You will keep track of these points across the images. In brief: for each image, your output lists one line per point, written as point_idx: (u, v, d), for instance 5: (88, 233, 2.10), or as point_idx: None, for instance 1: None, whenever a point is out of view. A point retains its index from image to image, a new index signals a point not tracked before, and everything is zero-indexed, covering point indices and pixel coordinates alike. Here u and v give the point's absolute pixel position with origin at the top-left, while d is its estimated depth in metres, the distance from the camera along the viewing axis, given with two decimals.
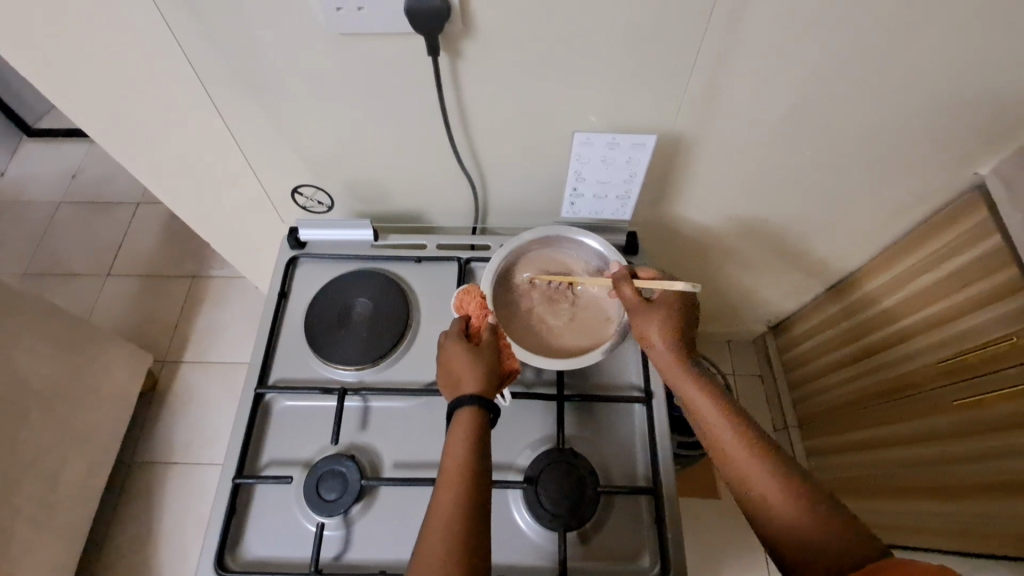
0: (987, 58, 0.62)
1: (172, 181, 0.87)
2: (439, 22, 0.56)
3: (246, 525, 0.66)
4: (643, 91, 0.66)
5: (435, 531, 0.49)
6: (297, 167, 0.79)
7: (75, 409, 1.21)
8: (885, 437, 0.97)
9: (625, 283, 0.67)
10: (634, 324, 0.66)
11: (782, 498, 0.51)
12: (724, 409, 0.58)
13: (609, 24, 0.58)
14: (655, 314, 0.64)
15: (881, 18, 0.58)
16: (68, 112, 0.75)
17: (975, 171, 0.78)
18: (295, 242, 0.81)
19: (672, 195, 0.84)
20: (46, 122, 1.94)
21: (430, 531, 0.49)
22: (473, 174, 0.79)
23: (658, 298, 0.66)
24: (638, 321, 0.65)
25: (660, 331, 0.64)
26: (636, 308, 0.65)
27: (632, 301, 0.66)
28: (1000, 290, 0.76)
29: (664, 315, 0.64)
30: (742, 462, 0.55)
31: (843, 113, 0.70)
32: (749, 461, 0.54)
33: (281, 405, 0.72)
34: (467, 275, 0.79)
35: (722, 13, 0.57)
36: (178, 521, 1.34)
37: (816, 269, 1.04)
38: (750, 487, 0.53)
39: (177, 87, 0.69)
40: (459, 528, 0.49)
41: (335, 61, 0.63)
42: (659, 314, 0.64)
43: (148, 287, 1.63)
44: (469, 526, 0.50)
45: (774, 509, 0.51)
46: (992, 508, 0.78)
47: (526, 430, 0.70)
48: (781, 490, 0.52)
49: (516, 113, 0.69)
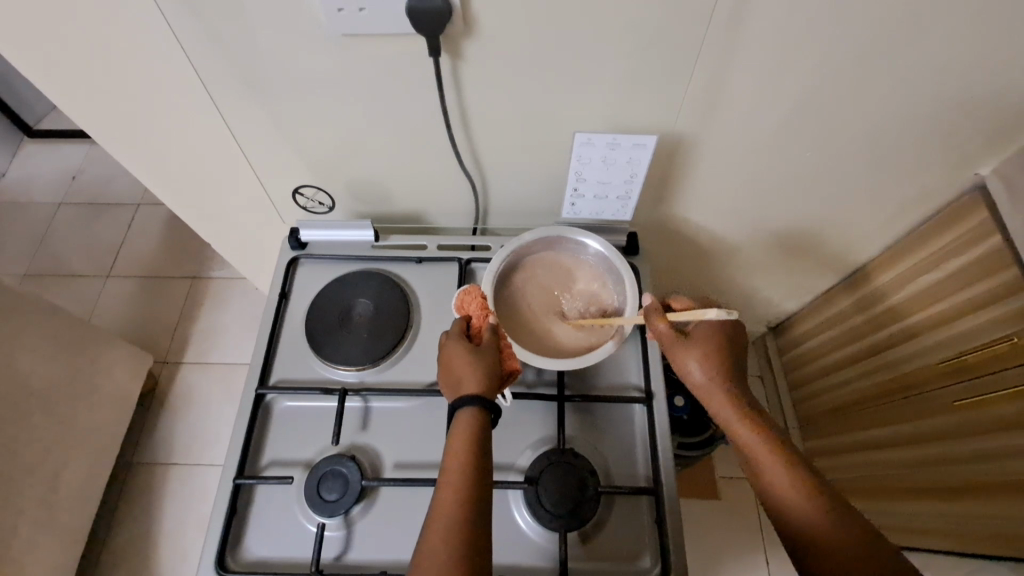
0: (987, 59, 0.63)
1: (173, 182, 0.87)
2: (440, 23, 0.56)
3: (247, 525, 0.66)
4: (644, 92, 0.66)
5: (437, 528, 0.50)
6: (298, 167, 0.79)
7: (75, 410, 1.21)
8: (886, 438, 0.97)
9: (658, 317, 0.62)
10: (672, 359, 0.62)
11: (813, 515, 0.51)
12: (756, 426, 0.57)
13: (610, 25, 0.58)
14: (694, 346, 0.61)
15: (881, 19, 0.58)
16: (69, 112, 0.75)
17: (976, 171, 0.78)
18: (296, 242, 0.81)
19: (673, 196, 0.84)
20: (47, 122, 1.94)
21: (433, 528, 0.50)
22: (474, 175, 0.79)
23: (697, 330, 0.62)
24: (676, 352, 0.62)
25: (698, 358, 0.60)
26: (671, 343, 0.62)
27: (668, 337, 0.62)
28: (999, 291, 0.76)
29: (702, 344, 0.61)
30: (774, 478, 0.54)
31: (843, 114, 0.70)
32: (780, 478, 0.54)
33: (282, 405, 0.72)
34: (468, 275, 0.79)
35: (723, 14, 0.57)
36: (179, 522, 1.34)
37: (817, 270, 1.04)
38: (798, 531, 0.52)
39: (179, 88, 0.69)
40: (461, 523, 0.50)
41: (336, 62, 0.63)
42: (698, 345, 0.61)
43: (148, 288, 1.63)
44: (472, 521, 0.50)
45: (808, 526, 0.51)
46: (992, 509, 0.78)
47: (526, 430, 0.70)
48: (821, 520, 0.51)
49: (517, 113, 0.69)
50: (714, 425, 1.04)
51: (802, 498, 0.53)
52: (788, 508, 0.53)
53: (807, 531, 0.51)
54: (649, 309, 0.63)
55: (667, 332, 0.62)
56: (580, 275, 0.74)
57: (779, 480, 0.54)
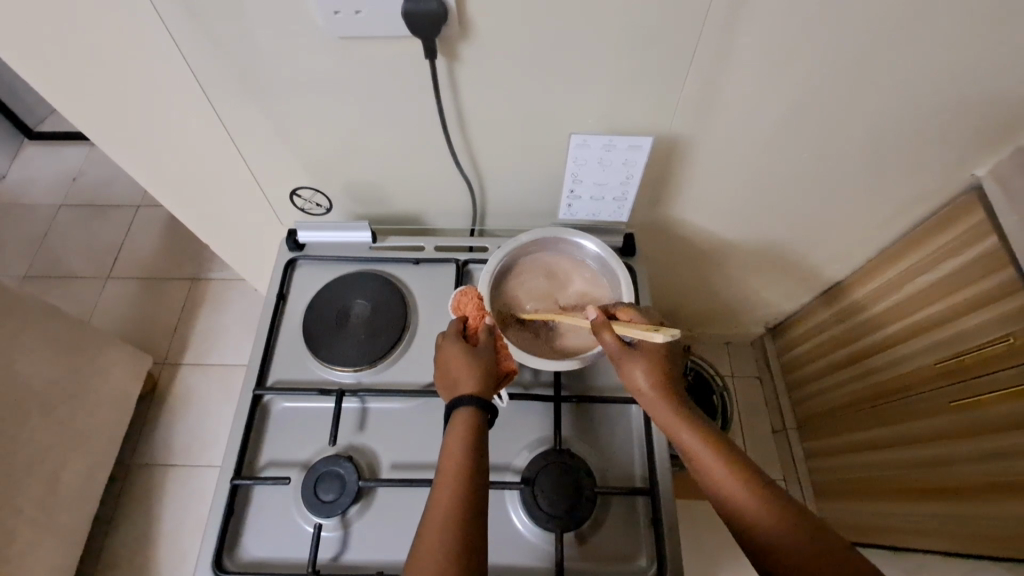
0: (981, 61, 0.63)
1: (171, 183, 0.87)
2: (436, 25, 0.57)
3: (244, 526, 0.66)
4: (639, 94, 0.66)
5: (435, 521, 0.50)
6: (295, 169, 0.79)
7: (75, 412, 1.21)
8: (883, 438, 0.97)
9: (607, 328, 0.62)
10: (620, 371, 0.62)
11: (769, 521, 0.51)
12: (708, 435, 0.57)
13: (606, 27, 0.59)
14: (639, 357, 0.61)
15: (874, 22, 0.59)
16: (67, 114, 0.75)
17: (971, 173, 0.79)
18: (294, 244, 0.81)
19: (669, 197, 0.85)
20: (47, 125, 1.95)
21: (432, 522, 0.50)
22: (471, 176, 0.79)
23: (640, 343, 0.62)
24: (622, 366, 0.61)
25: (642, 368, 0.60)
26: (620, 354, 0.61)
27: (617, 349, 0.61)
28: (995, 292, 0.77)
29: (646, 353, 0.61)
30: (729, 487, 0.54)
31: (838, 116, 0.70)
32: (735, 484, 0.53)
33: (279, 406, 0.72)
34: (465, 276, 0.79)
35: (717, 15, 0.58)
36: (177, 523, 1.34)
37: (814, 271, 1.04)
38: (750, 526, 0.51)
39: (177, 91, 0.69)
40: (459, 517, 0.50)
41: (333, 64, 0.63)
42: (642, 359, 0.61)
43: (148, 289, 1.63)
44: (470, 515, 0.51)
45: (758, 523, 0.51)
46: (989, 509, 0.78)
47: (523, 431, 0.70)
48: (769, 514, 0.51)
49: (514, 115, 0.69)
50: None
51: (757, 503, 0.52)
52: (745, 515, 0.52)
53: (766, 538, 0.50)
54: (598, 322, 0.62)
55: (616, 344, 0.61)
56: (577, 276, 0.74)
57: (732, 487, 0.53)
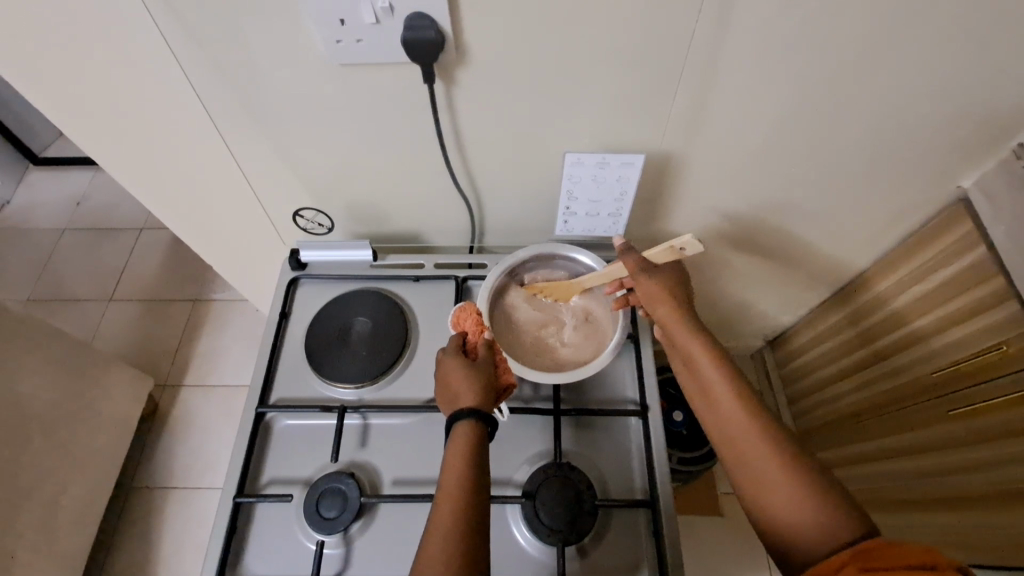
0: (959, 75, 0.65)
1: (176, 206, 0.89)
2: (434, 53, 0.59)
3: (247, 545, 0.66)
4: (629, 116, 0.69)
5: (443, 513, 0.52)
6: (298, 191, 0.81)
7: (76, 433, 1.21)
8: (896, 446, 0.95)
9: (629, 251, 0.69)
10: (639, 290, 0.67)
11: (787, 498, 0.51)
12: (751, 412, 0.57)
13: (597, 49, 0.61)
14: (659, 280, 0.67)
15: (852, 42, 0.61)
16: (75, 138, 0.77)
17: (958, 184, 0.80)
18: (295, 263, 0.82)
19: (663, 212, 0.86)
20: (53, 150, 1.98)
21: (437, 525, 0.51)
22: (469, 196, 0.81)
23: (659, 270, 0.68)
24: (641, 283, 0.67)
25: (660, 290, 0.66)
26: (639, 272, 0.67)
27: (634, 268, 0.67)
28: (988, 301, 0.77)
29: (671, 285, 0.67)
30: (755, 456, 0.54)
31: (823, 132, 0.72)
32: (756, 450, 0.54)
33: (281, 423, 0.73)
34: (464, 293, 0.81)
35: (702, 36, 0.60)
36: (177, 548, 1.33)
37: (809, 284, 1.05)
38: (762, 486, 0.53)
39: (184, 116, 0.72)
40: (461, 525, 0.51)
41: (335, 88, 0.65)
42: (662, 282, 0.66)
43: (150, 311, 1.64)
44: (474, 517, 0.52)
45: (770, 484, 0.52)
46: (997, 519, 0.78)
47: (524, 445, 0.70)
48: (788, 488, 0.51)
49: (510, 136, 0.71)
50: None
51: (778, 471, 0.52)
52: (760, 480, 0.53)
53: (773, 504, 0.52)
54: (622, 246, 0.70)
55: (636, 263, 0.68)
56: (600, 304, 0.75)
57: (756, 451, 0.54)
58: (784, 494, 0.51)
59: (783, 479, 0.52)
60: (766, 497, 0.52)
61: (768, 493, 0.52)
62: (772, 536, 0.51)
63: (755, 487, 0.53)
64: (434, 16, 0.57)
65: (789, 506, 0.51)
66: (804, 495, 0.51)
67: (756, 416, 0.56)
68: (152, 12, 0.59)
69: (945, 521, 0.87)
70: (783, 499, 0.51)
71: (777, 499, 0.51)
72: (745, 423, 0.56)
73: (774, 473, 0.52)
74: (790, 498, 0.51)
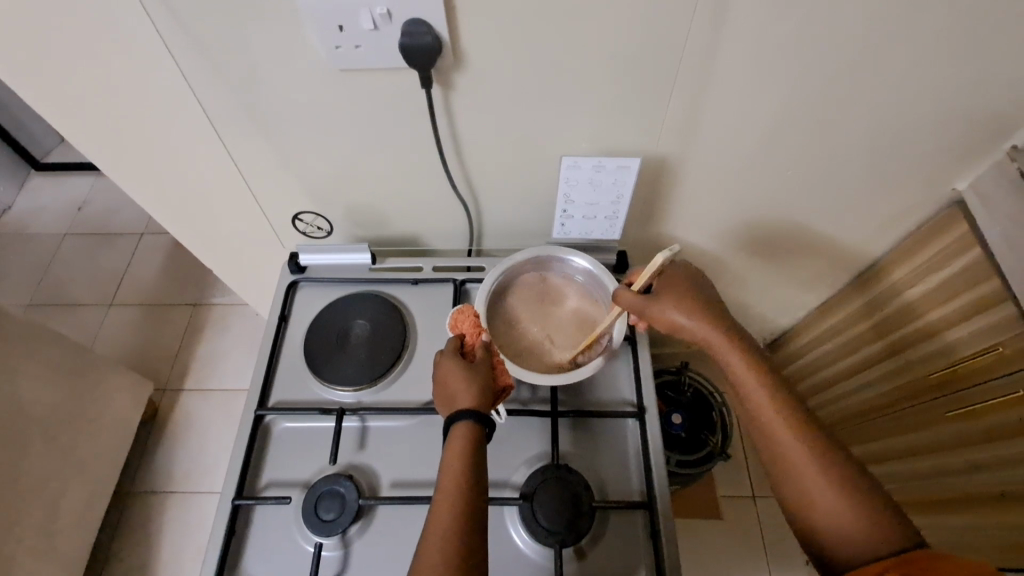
0: (953, 77, 0.65)
1: (176, 210, 0.89)
2: (432, 58, 0.59)
3: (245, 548, 0.66)
4: (625, 120, 0.69)
5: (442, 514, 0.52)
6: (297, 195, 0.82)
7: (75, 437, 1.21)
8: (910, 447, 0.93)
9: (623, 291, 0.67)
10: (654, 320, 0.65)
11: (833, 508, 0.52)
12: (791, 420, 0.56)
13: (593, 54, 0.61)
14: (669, 300, 0.64)
15: (846, 46, 0.62)
16: (76, 143, 0.78)
17: (954, 186, 0.80)
18: (295, 266, 0.83)
19: (661, 216, 0.87)
20: (54, 156, 1.99)
21: (437, 526, 0.51)
22: (467, 199, 0.81)
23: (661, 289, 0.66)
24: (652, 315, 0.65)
25: (675, 304, 0.64)
26: (645, 307, 0.65)
27: (637, 305, 0.66)
28: (983, 303, 0.78)
29: (686, 295, 0.65)
30: (800, 464, 0.54)
31: (819, 135, 0.73)
32: (800, 458, 0.54)
33: (280, 426, 0.73)
34: (462, 295, 0.81)
35: (698, 41, 0.61)
36: (177, 553, 1.33)
37: (807, 288, 1.06)
38: (807, 497, 0.53)
39: (184, 120, 0.72)
40: (460, 526, 0.51)
41: (334, 92, 0.66)
42: (673, 301, 0.64)
43: (150, 316, 1.65)
44: (472, 517, 0.52)
45: (815, 494, 0.53)
46: (1005, 518, 0.78)
47: (521, 447, 0.71)
48: (834, 499, 0.52)
49: (507, 140, 0.72)
50: (713, 443, 1.07)
51: (821, 481, 0.53)
52: (804, 489, 0.53)
53: (819, 513, 0.52)
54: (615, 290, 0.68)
55: (635, 300, 0.66)
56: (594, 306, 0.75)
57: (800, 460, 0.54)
58: (831, 505, 0.52)
59: (827, 489, 0.53)
60: (810, 506, 0.53)
61: (812, 503, 0.53)
62: (816, 543, 0.53)
63: (797, 496, 0.54)
64: (431, 22, 0.57)
65: (834, 517, 0.52)
66: (850, 505, 0.51)
67: (791, 419, 0.56)
68: (153, 17, 0.59)
69: (954, 521, 0.87)
70: (829, 509, 0.52)
71: (823, 508, 0.52)
72: (779, 425, 0.56)
73: (818, 483, 0.53)
74: (837, 509, 0.52)
